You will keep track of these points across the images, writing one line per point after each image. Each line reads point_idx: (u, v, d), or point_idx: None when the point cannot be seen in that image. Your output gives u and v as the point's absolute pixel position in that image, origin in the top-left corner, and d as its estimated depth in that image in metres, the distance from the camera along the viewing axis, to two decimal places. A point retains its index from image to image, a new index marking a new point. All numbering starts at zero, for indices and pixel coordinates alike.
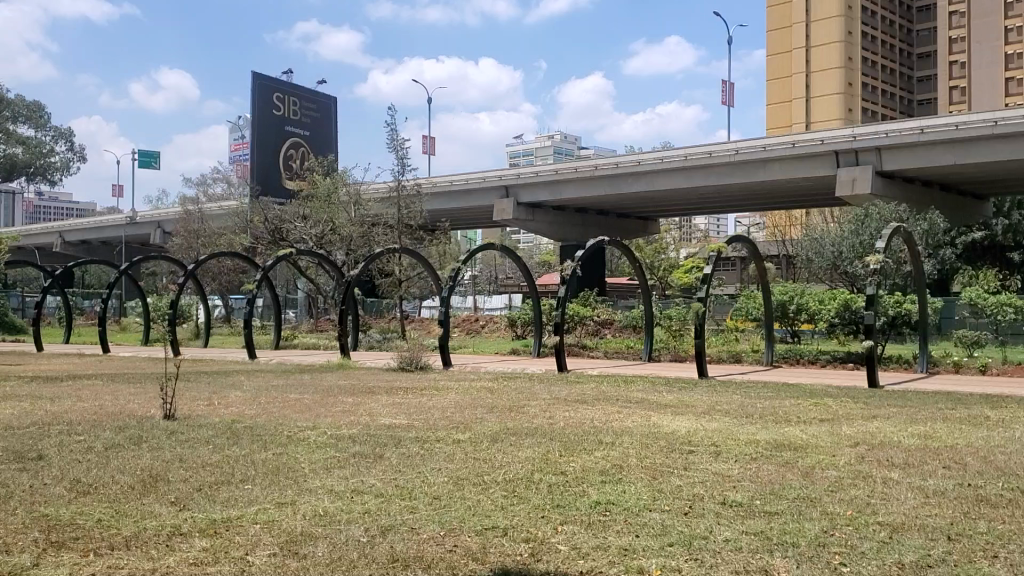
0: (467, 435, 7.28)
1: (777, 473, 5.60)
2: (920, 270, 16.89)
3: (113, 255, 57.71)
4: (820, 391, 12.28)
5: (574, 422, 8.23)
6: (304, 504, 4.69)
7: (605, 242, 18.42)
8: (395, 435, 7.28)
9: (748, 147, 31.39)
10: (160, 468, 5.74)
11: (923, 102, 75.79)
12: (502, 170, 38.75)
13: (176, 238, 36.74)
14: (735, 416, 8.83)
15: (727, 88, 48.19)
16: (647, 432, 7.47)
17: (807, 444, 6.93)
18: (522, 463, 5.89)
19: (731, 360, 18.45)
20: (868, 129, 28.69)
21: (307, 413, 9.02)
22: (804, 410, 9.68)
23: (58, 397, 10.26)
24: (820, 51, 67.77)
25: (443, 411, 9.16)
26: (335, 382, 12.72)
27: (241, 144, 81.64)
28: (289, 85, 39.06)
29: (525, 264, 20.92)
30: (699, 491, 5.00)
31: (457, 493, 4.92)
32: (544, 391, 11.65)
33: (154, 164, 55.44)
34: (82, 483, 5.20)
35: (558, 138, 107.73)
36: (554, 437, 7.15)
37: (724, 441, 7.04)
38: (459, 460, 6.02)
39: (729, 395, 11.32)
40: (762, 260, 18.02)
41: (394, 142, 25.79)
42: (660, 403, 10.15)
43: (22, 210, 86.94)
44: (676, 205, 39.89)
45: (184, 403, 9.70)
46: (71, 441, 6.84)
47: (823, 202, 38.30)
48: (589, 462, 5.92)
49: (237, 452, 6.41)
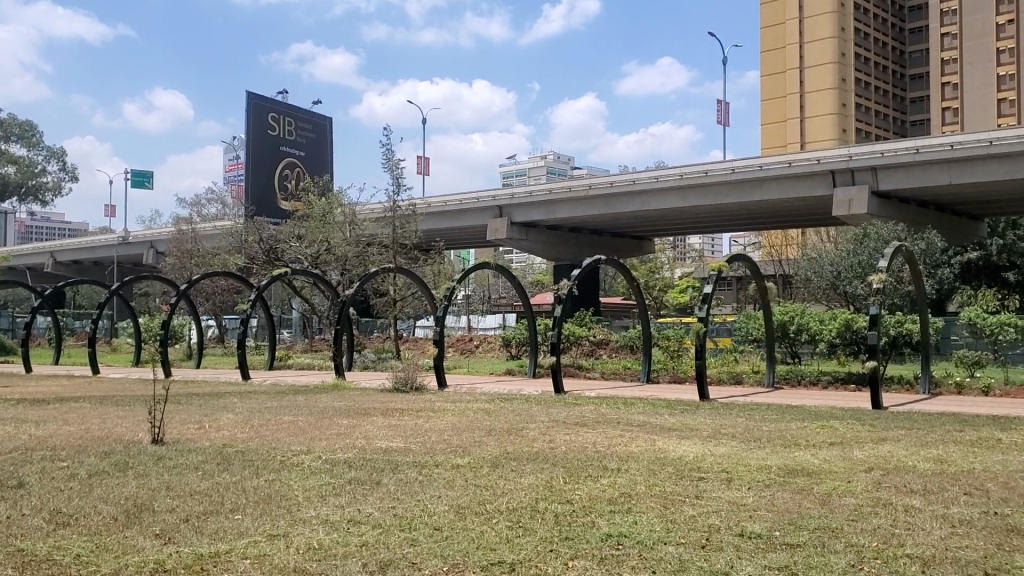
0: (467, 460, 7.02)
1: (794, 502, 5.36)
2: (921, 290, 16.76)
3: (104, 275, 57.31)
4: (824, 412, 12.06)
5: (576, 446, 7.98)
6: (297, 536, 4.42)
7: (602, 261, 18.19)
8: (393, 460, 7.02)
9: (745, 166, 31.24)
10: (145, 497, 5.47)
11: (917, 123, 76.07)
12: (496, 190, 38.59)
13: (169, 258, 36.44)
14: (741, 440, 8.60)
15: (721, 108, 48.27)
16: (652, 457, 7.22)
17: (820, 470, 6.68)
18: (525, 490, 5.63)
19: (731, 381, 18.23)
20: (863, 149, 28.60)
21: (301, 436, 8.75)
22: (811, 433, 9.44)
23: (45, 420, 9.99)
24: (814, 72, 67.99)
25: (440, 435, 8.90)
26: (330, 403, 12.48)
27: (235, 165, 81.51)
28: (285, 105, 38.94)
29: (520, 283, 20.64)
30: (715, 523, 4.75)
31: (457, 524, 4.67)
32: (543, 414, 11.41)
33: (147, 184, 55.18)
34: (62, 514, 4.93)
35: (551, 158, 107.85)
36: (557, 463, 6.90)
37: (733, 466, 6.80)
38: (459, 486, 5.76)
39: (733, 418, 11.09)
40: (762, 280, 17.81)
41: (389, 161, 25.62)
42: (664, 426, 9.91)
43: (14, 231, 86.53)
44: (671, 225, 39.73)
45: (174, 426, 9.43)
46: (53, 468, 6.57)
47: (819, 222, 38.16)
48: (595, 489, 5.67)
49: (228, 479, 6.15)
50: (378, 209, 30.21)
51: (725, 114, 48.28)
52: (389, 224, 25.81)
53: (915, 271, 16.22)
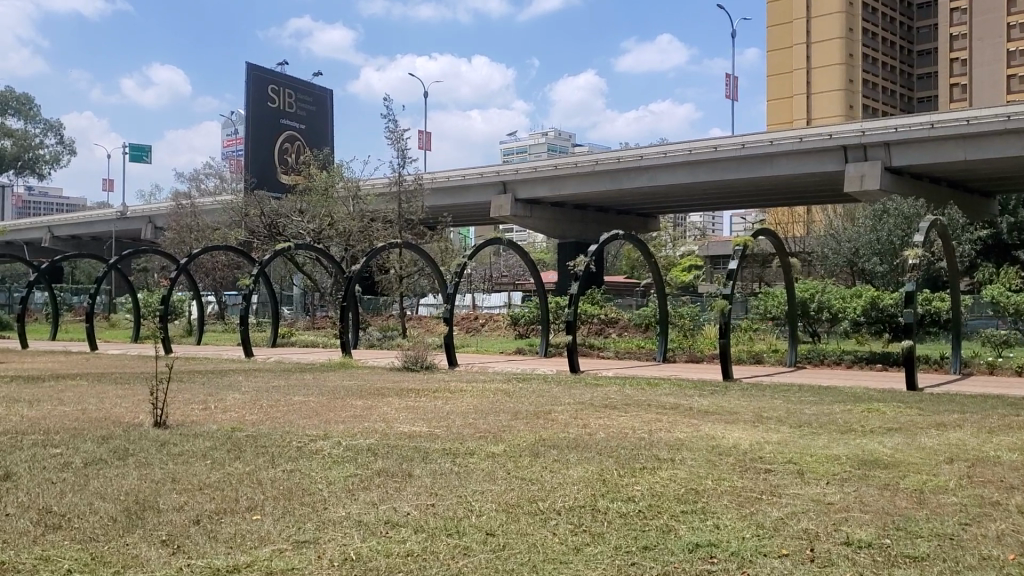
0: (501, 448, 6.34)
1: (884, 499, 4.76)
2: (953, 266, 16.08)
3: (102, 250, 56.51)
4: (864, 395, 11.40)
5: (616, 433, 7.29)
6: (328, 542, 3.79)
7: (620, 236, 17.32)
8: (420, 447, 6.37)
9: (755, 141, 30.37)
10: (149, 492, 4.82)
11: (923, 100, 75.16)
12: (499, 165, 37.73)
13: (169, 233, 35.70)
14: (793, 426, 7.96)
15: (730, 81, 47.46)
16: (703, 445, 6.54)
17: (896, 460, 6.05)
18: (579, 485, 4.97)
19: (752, 360, 17.60)
20: (877, 124, 27.76)
21: (315, 419, 8.09)
22: (860, 417, 8.80)
23: (38, 399, 9.34)
24: (821, 48, 67.03)
25: (466, 418, 8.28)
26: (341, 382, 11.87)
27: (233, 141, 80.35)
28: (284, 77, 38.10)
29: (531, 259, 19.77)
30: (811, 528, 4.10)
31: (512, 528, 4.04)
32: (567, 394, 10.78)
33: (144, 159, 54.29)
34: (53, 514, 4.27)
35: (551, 135, 106.99)
36: (601, 451, 6.22)
37: (798, 457, 6.14)
38: (502, 480, 5.09)
39: (771, 401, 10.45)
40: (787, 256, 17.09)
41: (393, 133, 24.83)
42: (701, 410, 9.25)
43: (11, 206, 85.72)
44: (678, 200, 38.90)
45: (177, 408, 8.76)
46: (45, 456, 5.92)
47: (828, 198, 37.33)
48: (657, 484, 5.02)
49: (241, 469, 5.49)
50: (383, 184, 29.41)
51: (733, 90, 47.49)
52: (394, 199, 25.05)
53: (948, 246, 15.51)
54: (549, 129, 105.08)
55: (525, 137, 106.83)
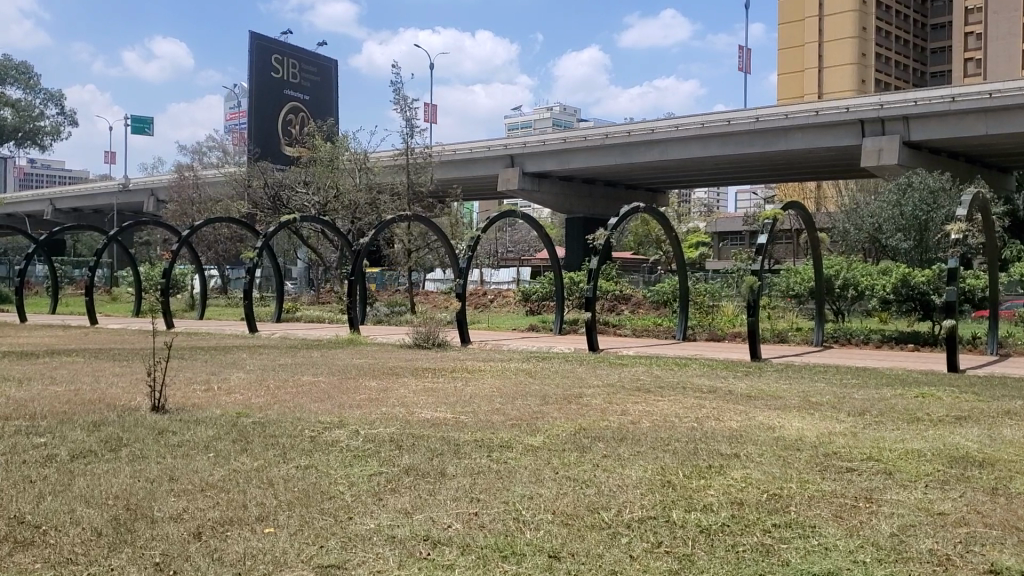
0: (540, 440, 5.65)
1: (1003, 508, 4.06)
2: (990, 242, 15.24)
3: (103, 223, 55.67)
4: (906, 377, 10.69)
5: (664, 421, 6.59)
6: (357, 568, 3.11)
7: (642, 209, 16.43)
8: (448, 437, 5.70)
9: (770, 114, 29.47)
10: (142, 495, 4.12)
11: (937, 74, 73.80)
12: (506, 139, 36.87)
13: (172, 205, 35.06)
14: (852, 414, 7.26)
15: (744, 53, 46.52)
16: (766, 438, 5.82)
17: (986, 456, 5.35)
18: (641, 490, 4.23)
19: (776, 339, 16.90)
20: (896, 97, 26.81)
21: (328, 403, 7.44)
22: (921, 404, 8.10)
23: (28, 378, 8.66)
24: (834, 21, 65.79)
25: (490, 403, 7.59)
26: (349, 360, 11.19)
27: (236, 114, 79.38)
28: (289, 47, 37.25)
29: (546, 232, 18.87)
30: (937, 548, 3.41)
31: (580, 546, 3.36)
32: (594, 375, 10.12)
33: (147, 131, 53.40)
34: (27, 525, 3.58)
35: (557, 110, 106.24)
36: (655, 444, 5.51)
37: (878, 453, 5.42)
38: (550, 482, 4.38)
39: (814, 384, 9.70)
40: (816, 231, 16.28)
41: (401, 103, 24.03)
42: (744, 394, 8.52)
43: (15, 178, 85.15)
44: (688, 175, 37.99)
45: (178, 389, 8.06)
46: (27, 447, 5.21)
47: (841, 172, 36.39)
48: (731, 488, 4.32)
49: (250, 466, 4.79)
50: (389, 154, 28.61)
51: (746, 62, 46.62)
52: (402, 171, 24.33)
53: (988, 222, 14.72)
54: (554, 104, 104.62)
55: (531, 113, 106.17)
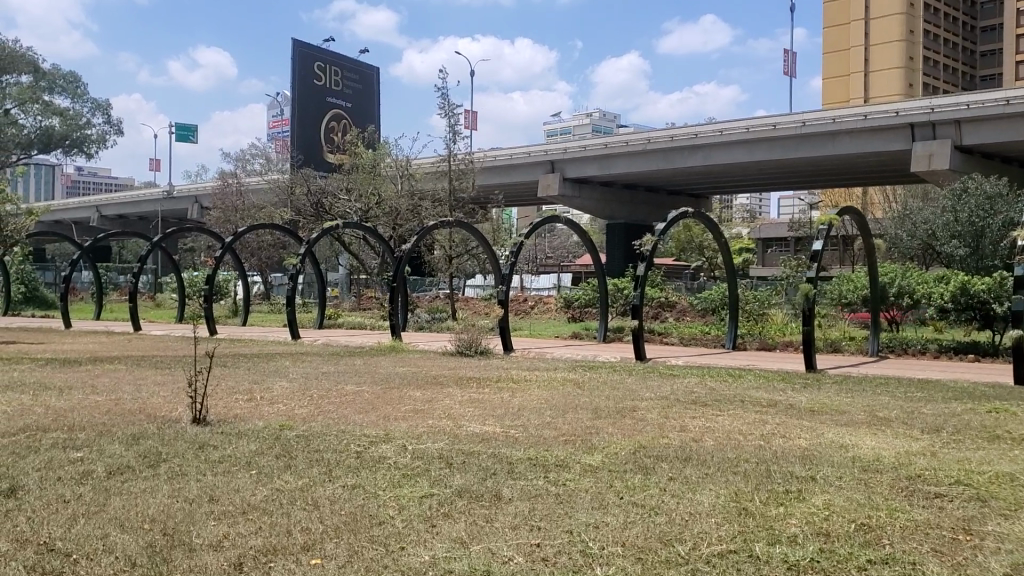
0: (598, 459, 5.32)
1: None
2: None
3: (148, 230, 56.14)
4: (973, 390, 10.16)
5: (728, 438, 6.21)
6: None
7: (689, 214, 15.96)
8: (500, 455, 5.37)
9: (816, 119, 28.86)
10: (180, 517, 3.86)
11: (987, 78, 72.07)
12: (547, 144, 36.57)
13: (215, 212, 35.21)
14: (925, 432, 6.84)
15: (789, 57, 45.78)
16: (841, 458, 5.44)
17: None
18: (717, 518, 3.89)
19: (829, 349, 16.36)
20: (947, 101, 26.07)
21: (373, 415, 7.15)
22: (997, 421, 7.61)
23: (70, 388, 8.48)
24: (880, 25, 64.62)
25: (541, 416, 7.27)
26: (392, 370, 10.90)
27: (278, 122, 79.82)
28: (332, 55, 37.33)
29: (588, 238, 18.42)
30: None
31: None
32: (645, 387, 9.73)
33: (191, 138, 53.82)
34: (58, 552, 3.35)
35: (597, 116, 105.54)
36: (722, 464, 5.14)
37: (966, 475, 5.01)
38: (616, 508, 4.05)
39: (877, 398, 9.23)
40: (871, 238, 15.72)
41: (444, 109, 23.86)
42: (806, 408, 8.09)
43: (61, 186, 86.36)
44: (732, 180, 37.36)
45: (219, 399, 7.83)
46: (66, 463, 4.98)
47: (890, 177, 35.55)
48: (814, 516, 3.96)
49: (293, 484, 4.52)
50: (430, 161, 28.42)
51: (791, 66, 45.83)
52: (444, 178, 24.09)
53: None
54: (594, 110, 103.93)
55: (570, 119, 105.61)
